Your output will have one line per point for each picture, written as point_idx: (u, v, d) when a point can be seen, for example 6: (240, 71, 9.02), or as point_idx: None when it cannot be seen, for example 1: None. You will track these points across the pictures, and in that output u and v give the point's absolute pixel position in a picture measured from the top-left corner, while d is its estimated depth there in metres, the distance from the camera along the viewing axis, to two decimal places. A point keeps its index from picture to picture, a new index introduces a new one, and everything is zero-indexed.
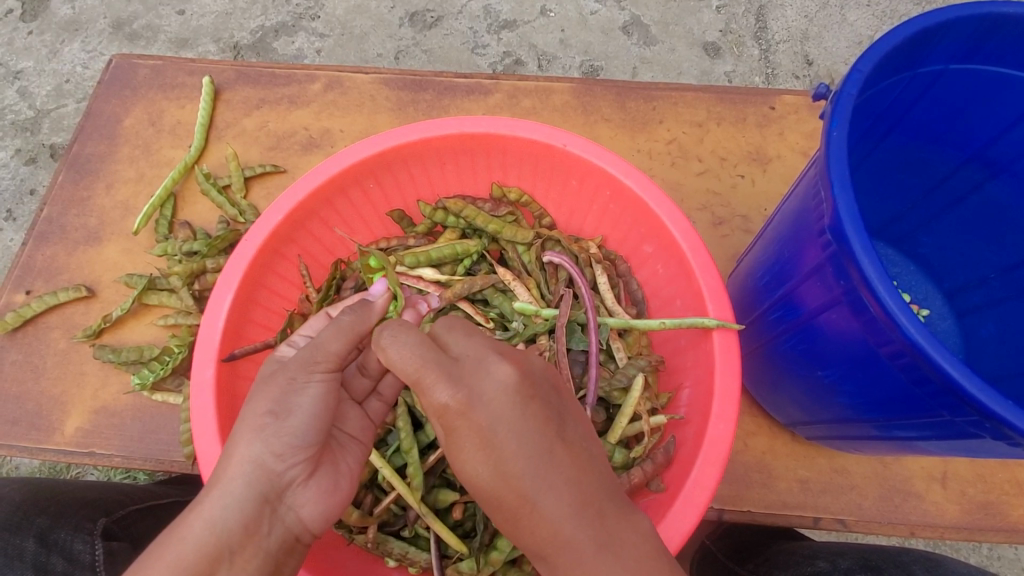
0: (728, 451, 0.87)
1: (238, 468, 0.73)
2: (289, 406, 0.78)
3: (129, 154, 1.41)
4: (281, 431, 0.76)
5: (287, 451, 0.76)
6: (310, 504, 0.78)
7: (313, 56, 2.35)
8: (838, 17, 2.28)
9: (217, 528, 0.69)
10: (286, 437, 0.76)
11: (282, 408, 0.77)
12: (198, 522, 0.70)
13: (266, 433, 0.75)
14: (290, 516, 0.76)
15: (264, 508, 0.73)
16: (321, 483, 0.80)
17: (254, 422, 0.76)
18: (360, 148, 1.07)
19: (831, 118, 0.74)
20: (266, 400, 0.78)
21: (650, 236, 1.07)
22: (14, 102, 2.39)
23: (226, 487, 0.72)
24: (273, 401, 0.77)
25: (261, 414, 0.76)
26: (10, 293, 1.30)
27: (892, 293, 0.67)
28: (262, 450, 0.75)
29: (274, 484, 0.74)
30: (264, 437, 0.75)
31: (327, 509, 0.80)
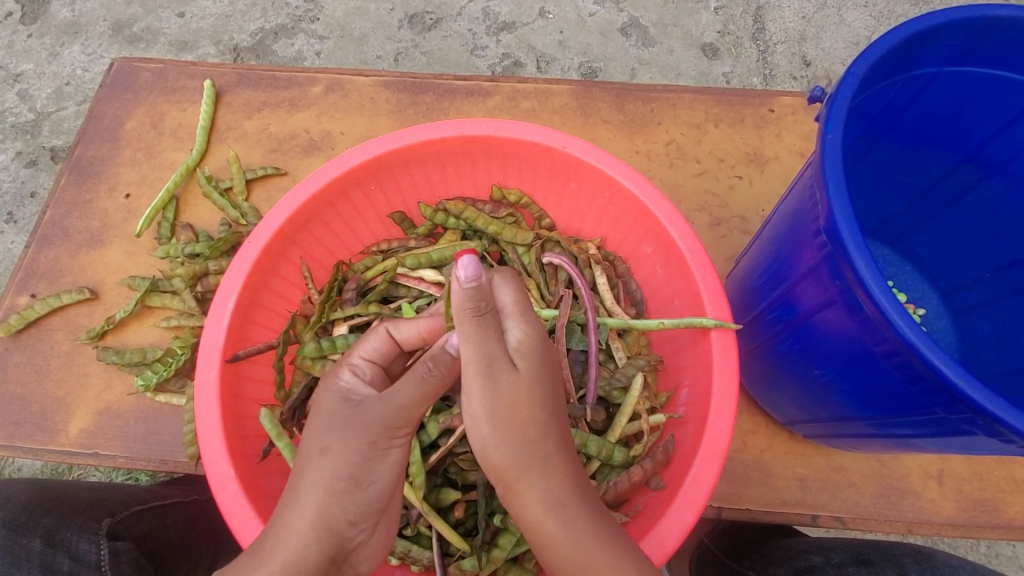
0: (727, 447, 0.88)
1: (310, 531, 0.72)
2: (363, 467, 0.76)
3: (131, 157, 1.42)
4: (356, 495, 0.75)
5: (358, 517, 0.75)
6: (368, 560, 0.80)
7: (312, 57, 2.36)
8: (835, 18, 2.29)
9: None
10: (361, 505, 0.76)
11: (361, 476, 0.75)
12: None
13: (342, 500, 0.74)
14: (348, 570, 0.78)
15: (331, 568, 0.73)
16: (379, 539, 0.82)
17: (335, 488, 0.74)
18: (361, 151, 1.08)
19: (826, 121, 0.75)
20: (347, 463, 0.75)
21: (649, 237, 1.09)
22: (15, 106, 2.40)
23: (298, 548, 0.71)
24: (356, 469, 0.75)
25: (338, 479, 0.74)
26: (13, 295, 1.31)
27: (887, 293, 0.68)
28: (338, 515, 0.73)
29: (343, 547, 0.75)
30: (345, 504, 0.74)
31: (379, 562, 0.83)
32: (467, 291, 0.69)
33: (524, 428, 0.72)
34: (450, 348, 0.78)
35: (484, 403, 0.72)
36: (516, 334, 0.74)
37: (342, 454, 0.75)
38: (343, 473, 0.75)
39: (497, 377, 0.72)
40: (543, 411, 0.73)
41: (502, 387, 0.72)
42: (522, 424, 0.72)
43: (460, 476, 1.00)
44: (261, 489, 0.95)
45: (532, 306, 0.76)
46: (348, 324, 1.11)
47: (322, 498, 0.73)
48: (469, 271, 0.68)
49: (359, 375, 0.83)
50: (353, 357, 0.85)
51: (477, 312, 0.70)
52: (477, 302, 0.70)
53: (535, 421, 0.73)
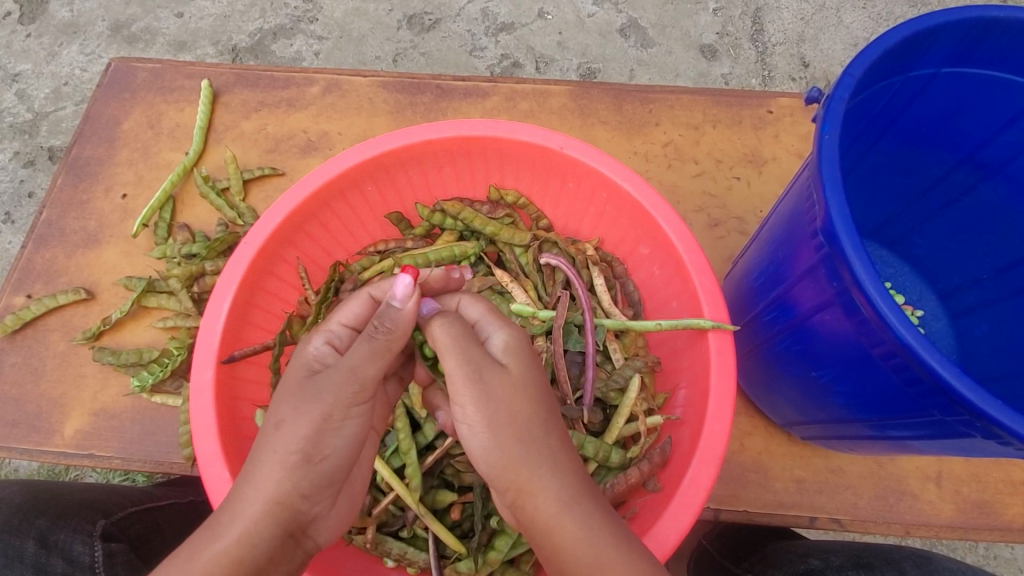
0: (725, 449, 0.87)
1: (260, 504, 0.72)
2: (316, 438, 0.74)
3: (128, 157, 1.42)
4: (310, 467, 0.74)
5: (318, 490, 0.75)
6: (328, 529, 0.81)
7: (311, 58, 2.35)
8: (834, 20, 2.29)
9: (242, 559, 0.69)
10: (315, 478, 0.74)
11: (315, 449, 0.74)
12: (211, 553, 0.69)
13: (296, 472, 0.73)
14: (308, 542, 0.78)
15: (287, 540, 0.74)
16: (341, 508, 0.82)
17: (284, 462, 0.73)
18: (359, 151, 1.08)
19: (823, 122, 0.75)
20: (298, 437, 0.74)
21: (647, 237, 1.08)
22: (13, 105, 2.39)
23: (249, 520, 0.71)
24: (306, 443, 0.74)
25: (292, 452, 0.73)
26: (9, 295, 1.30)
27: (884, 294, 0.68)
28: (295, 487, 0.73)
29: (299, 520, 0.74)
30: (296, 478, 0.73)
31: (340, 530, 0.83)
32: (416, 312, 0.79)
33: (529, 427, 0.74)
34: (399, 305, 0.78)
35: (484, 407, 0.73)
36: (498, 338, 0.79)
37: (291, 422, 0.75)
38: (297, 446, 0.74)
39: (492, 378, 0.75)
40: (540, 410, 0.75)
41: (498, 387, 0.74)
42: (526, 422, 0.74)
43: (457, 478, 0.99)
44: None
45: (500, 314, 0.83)
46: None
47: (275, 470, 0.73)
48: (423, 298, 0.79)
49: (333, 345, 0.83)
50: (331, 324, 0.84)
51: (445, 322, 0.77)
52: (443, 314, 0.77)
53: (535, 419, 0.74)
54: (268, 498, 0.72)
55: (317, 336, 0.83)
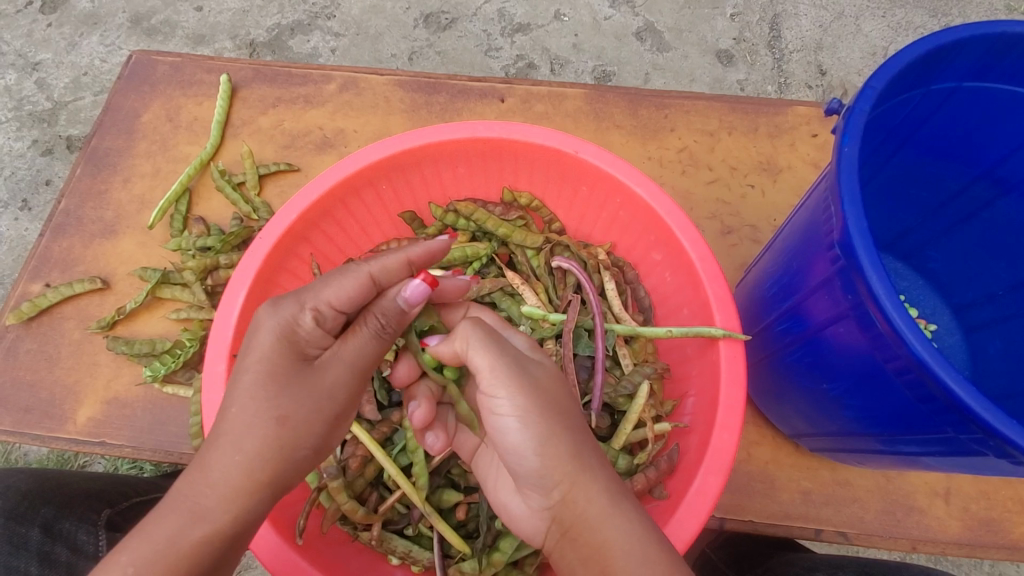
0: (732, 460, 0.87)
1: (242, 477, 0.72)
2: (297, 435, 0.75)
3: (146, 149, 1.43)
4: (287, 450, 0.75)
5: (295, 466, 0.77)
6: None
7: (328, 54, 2.37)
8: (853, 28, 2.28)
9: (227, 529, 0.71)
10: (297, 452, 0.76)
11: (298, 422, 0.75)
12: (198, 521, 0.70)
13: (282, 448, 0.74)
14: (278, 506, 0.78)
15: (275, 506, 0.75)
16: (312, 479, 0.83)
17: (270, 437, 0.74)
18: (374, 150, 1.08)
19: (843, 133, 0.74)
20: (288, 413, 0.74)
21: (659, 244, 1.08)
22: (33, 94, 2.43)
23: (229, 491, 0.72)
24: (296, 417, 0.75)
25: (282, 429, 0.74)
26: (27, 283, 1.32)
27: (899, 308, 0.67)
28: (271, 471, 0.74)
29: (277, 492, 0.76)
30: (280, 450, 0.74)
31: None
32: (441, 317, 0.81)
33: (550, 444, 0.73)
34: (405, 304, 0.81)
35: (532, 396, 0.74)
36: (519, 340, 0.83)
37: (260, 411, 0.74)
38: (293, 423, 0.75)
39: (532, 367, 0.77)
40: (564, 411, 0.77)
41: (541, 377, 0.77)
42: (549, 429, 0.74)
43: (463, 479, 1.00)
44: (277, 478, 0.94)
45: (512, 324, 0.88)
46: None
47: (250, 456, 0.73)
48: (414, 295, 0.81)
49: (320, 322, 0.79)
50: (320, 300, 0.79)
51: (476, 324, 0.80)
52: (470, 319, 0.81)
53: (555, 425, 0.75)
54: (242, 480, 0.72)
55: (303, 311, 0.78)
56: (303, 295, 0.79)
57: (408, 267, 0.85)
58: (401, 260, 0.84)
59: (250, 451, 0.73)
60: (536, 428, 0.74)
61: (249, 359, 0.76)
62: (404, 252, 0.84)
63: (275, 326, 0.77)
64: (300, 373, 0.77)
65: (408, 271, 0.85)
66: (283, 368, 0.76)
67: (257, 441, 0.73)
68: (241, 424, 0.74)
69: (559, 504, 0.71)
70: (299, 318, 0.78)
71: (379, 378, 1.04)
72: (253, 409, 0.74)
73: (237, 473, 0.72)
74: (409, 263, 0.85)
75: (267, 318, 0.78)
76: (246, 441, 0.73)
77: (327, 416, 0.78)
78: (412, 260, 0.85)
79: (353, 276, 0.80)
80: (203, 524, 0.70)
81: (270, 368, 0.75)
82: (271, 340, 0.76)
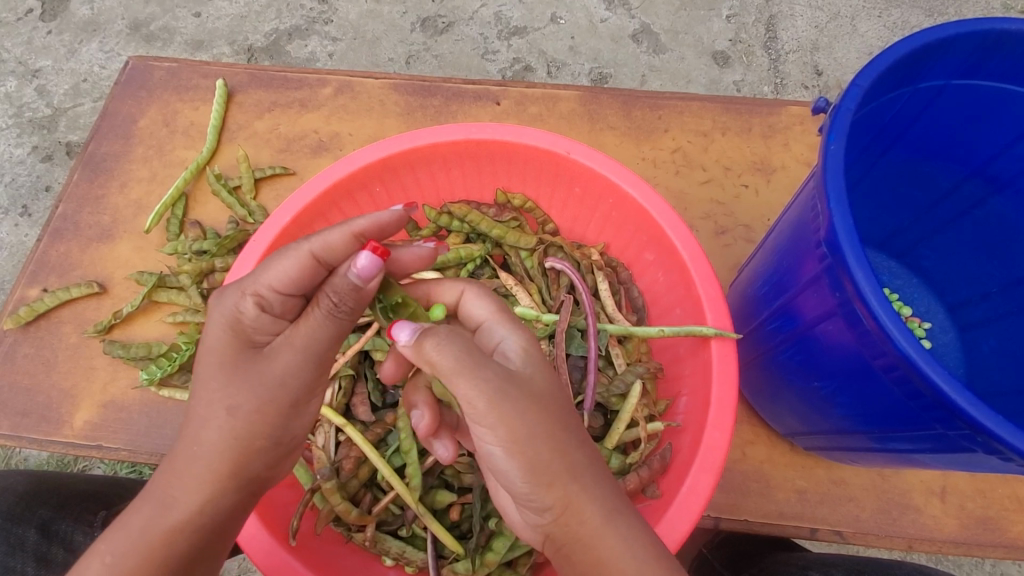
0: (722, 459, 0.87)
1: (204, 470, 0.74)
2: (254, 425, 0.75)
3: (143, 154, 1.44)
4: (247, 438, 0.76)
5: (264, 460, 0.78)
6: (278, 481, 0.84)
7: (325, 59, 2.38)
8: (849, 28, 2.29)
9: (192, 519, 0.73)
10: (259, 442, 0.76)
11: (256, 413, 0.75)
12: (163, 513, 0.72)
13: (244, 439, 0.75)
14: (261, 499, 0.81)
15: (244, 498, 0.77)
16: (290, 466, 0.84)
17: (226, 429, 0.74)
18: (368, 153, 1.09)
19: (828, 132, 0.74)
20: (245, 404, 0.74)
21: (651, 243, 1.09)
22: (33, 100, 2.44)
23: (191, 484, 0.73)
24: (252, 407, 0.74)
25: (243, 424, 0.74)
26: (24, 288, 1.33)
27: (885, 306, 0.67)
28: (234, 463, 0.74)
29: (246, 482, 0.77)
30: (239, 441, 0.75)
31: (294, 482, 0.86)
32: (417, 343, 0.73)
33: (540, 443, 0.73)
34: (361, 281, 0.72)
35: (514, 426, 0.70)
36: (512, 341, 0.77)
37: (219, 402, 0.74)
38: (252, 414, 0.75)
39: (514, 388, 0.72)
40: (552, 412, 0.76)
41: (520, 398, 0.71)
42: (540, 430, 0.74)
43: (457, 479, 1.00)
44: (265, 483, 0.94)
45: (508, 312, 0.81)
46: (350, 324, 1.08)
47: (208, 449, 0.74)
48: (407, 334, 0.73)
49: (266, 309, 0.77)
50: (261, 286, 0.76)
51: (445, 342, 0.71)
52: (438, 335, 0.71)
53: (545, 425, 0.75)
54: (204, 472, 0.74)
55: (244, 300, 0.76)
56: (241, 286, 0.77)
57: (357, 240, 0.77)
58: (346, 234, 0.76)
59: (210, 445, 0.74)
60: (521, 459, 0.71)
61: (203, 354, 0.77)
62: (346, 226, 0.76)
63: (220, 317, 0.76)
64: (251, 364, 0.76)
65: (357, 244, 0.77)
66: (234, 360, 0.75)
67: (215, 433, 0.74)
68: (200, 415, 0.75)
69: (550, 503, 0.72)
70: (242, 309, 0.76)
71: (372, 379, 1.06)
72: (208, 401, 0.74)
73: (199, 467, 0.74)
74: (356, 235, 0.77)
75: (215, 310, 0.77)
76: (204, 433, 0.74)
77: (282, 403, 0.76)
78: (359, 232, 0.77)
79: (292, 257, 0.75)
80: (172, 512, 0.72)
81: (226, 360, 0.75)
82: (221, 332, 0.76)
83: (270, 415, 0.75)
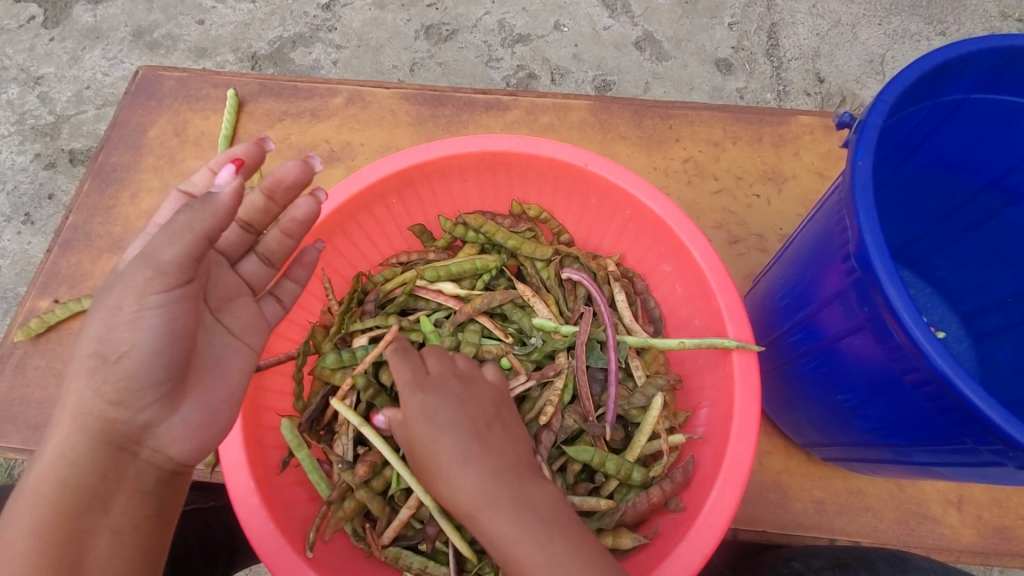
0: (749, 471, 0.87)
1: (67, 415, 0.74)
2: (99, 336, 0.74)
3: (154, 164, 1.44)
4: (197, 457, 0.83)
5: (141, 406, 0.76)
6: (180, 444, 0.80)
7: (329, 66, 2.38)
8: (850, 36, 2.30)
9: (76, 466, 0.73)
10: (117, 383, 0.74)
11: (109, 351, 0.74)
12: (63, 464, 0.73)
13: (99, 380, 0.74)
14: (147, 461, 0.78)
15: (112, 454, 0.75)
16: (188, 417, 0.81)
17: (82, 363, 0.74)
18: (385, 164, 1.09)
19: (856, 147, 0.75)
20: (91, 338, 0.74)
21: (669, 255, 1.09)
22: (35, 108, 2.43)
23: (67, 419, 0.74)
24: (97, 341, 0.74)
25: (88, 354, 0.74)
26: (35, 298, 1.33)
27: (918, 321, 0.68)
28: (112, 397, 0.74)
29: (122, 430, 0.75)
30: (94, 378, 0.74)
31: (198, 444, 0.82)
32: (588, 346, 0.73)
33: None
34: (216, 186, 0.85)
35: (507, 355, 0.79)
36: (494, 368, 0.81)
37: (85, 401, 0.74)
38: (90, 347, 0.74)
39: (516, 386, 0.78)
40: None
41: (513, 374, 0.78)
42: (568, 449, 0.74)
43: None
44: (281, 502, 0.92)
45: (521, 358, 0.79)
46: (368, 336, 1.08)
47: (115, 388, 0.74)
48: None
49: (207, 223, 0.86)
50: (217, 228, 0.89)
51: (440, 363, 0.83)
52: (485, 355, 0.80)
53: None
54: (89, 412, 0.74)
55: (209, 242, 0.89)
56: (148, 258, 0.73)
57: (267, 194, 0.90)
58: (263, 194, 0.91)
59: (91, 382, 0.74)
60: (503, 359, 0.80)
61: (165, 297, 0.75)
62: (262, 190, 0.90)
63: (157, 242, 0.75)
64: (187, 376, 0.80)
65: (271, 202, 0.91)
66: (191, 368, 0.81)
67: (70, 431, 0.74)
68: (102, 340, 0.74)
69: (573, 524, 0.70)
70: (149, 288, 0.73)
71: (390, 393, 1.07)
72: (104, 323, 0.74)
73: (122, 470, 0.76)
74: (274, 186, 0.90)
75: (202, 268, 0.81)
76: (128, 367, 0.74)
77: (103, 356, 0.74)
78: (269, 190, 0.90)
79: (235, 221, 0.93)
80: (59, 467, 0.72)
81: (161, 361, 0.75)
82: (135, 317, 0.73)
83: (74, 381, 0.75)
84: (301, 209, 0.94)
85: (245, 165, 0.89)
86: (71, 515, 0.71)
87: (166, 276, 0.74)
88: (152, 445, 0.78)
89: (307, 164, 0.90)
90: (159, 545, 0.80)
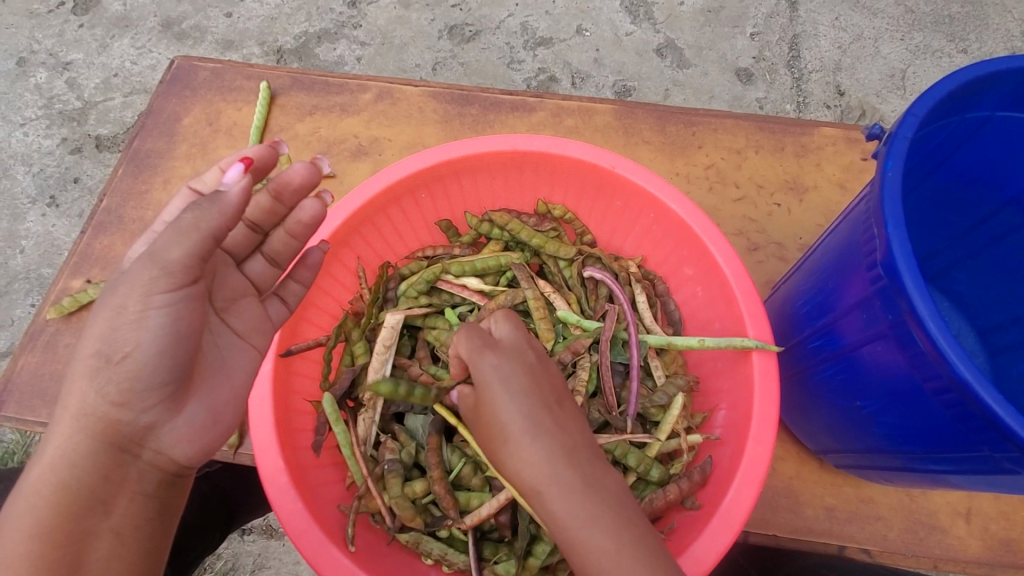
0: (765, 473, 0.89)
1: (70, 416, 0.76)
2: (102, 338, 0.76)
3: (186, 152, 1.47)
4: (199, 458, 0.86)
5: (143, 408, 0.78)
6: (184, 444, 0.83)
7: (353, 63, 2.42)
8: (872, 50, 2.31)
9: (75, 463, 0.75)
10: (120, 384, 0.76)
11: (113, 351, 0.76)
12: (64, 464, 0.75)
13: (103, 380, 0.76)
14: (148, 461, 0.80)
15: (113, 454, 0.78)
16: (191, 418, 0.83)
17: (85, 365, 0.76)
18: (416, 160, 1.12)
19: (887, 158, 0.77)
20: (95, 339, 0.76)
21: (691, 259, 1.11)
22: (64, 93, 2.49)
23: (70, 419, 0.76)
24: (101, 343, 0.76)
25: (90, 356, 0.76)
26: (67, 278, 1.36)
27: (941, 328, 0.69)
28: (113, 399, 0.76)
29: (122, 430, 0.78)
30: (96, 379, 0.76)
31: (200, 445, 0.84)
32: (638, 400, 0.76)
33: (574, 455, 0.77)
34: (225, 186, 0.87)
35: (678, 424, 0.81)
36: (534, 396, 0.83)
37: (88, 400, 0.76)
38: (94, 348, 0.76)
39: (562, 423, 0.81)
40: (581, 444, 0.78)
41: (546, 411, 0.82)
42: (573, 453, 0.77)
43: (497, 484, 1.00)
44: (309, 484, 0.95)
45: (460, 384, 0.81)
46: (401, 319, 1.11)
47: (118, 390, 0.76)
48: None
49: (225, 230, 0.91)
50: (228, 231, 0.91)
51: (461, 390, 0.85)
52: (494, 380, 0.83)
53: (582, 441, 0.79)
54: (93, 411, 0.76)
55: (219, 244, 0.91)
56: (154, 257, 0.76)
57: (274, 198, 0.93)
58: (271, 195, 0.93)
59: (90, 383, 0.76)
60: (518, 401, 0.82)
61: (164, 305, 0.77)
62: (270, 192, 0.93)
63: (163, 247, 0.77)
64: (192, 377, 0.83)
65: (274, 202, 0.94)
66: (196, 370, 0.84)
67: (73, 431, 0.76)
68: (105, 341, 0.76)
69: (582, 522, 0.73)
70: (154, 287, 0.76)
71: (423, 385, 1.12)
72: (105, 327, 0.76)
73: (124, 470, 0.79)
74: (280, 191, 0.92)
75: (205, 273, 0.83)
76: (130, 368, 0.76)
77: (106, 356, 0.76)
78: (279, 194, 0.93)
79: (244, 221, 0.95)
80: (60, 468, 0.75)
81: (165, 363, 0.78)
82: (140, 317, 0.76)
83: (76, 383, 0.77)
84: (307, 211, 0.95)
85: (253, 165, 0.92)
86: (71, 511, 0.74)
87: (171, 276, 0.77)
88: (155, 446, 0.80)
89: (314, 167, 0.93)
90: (157, 540, 0.82)
